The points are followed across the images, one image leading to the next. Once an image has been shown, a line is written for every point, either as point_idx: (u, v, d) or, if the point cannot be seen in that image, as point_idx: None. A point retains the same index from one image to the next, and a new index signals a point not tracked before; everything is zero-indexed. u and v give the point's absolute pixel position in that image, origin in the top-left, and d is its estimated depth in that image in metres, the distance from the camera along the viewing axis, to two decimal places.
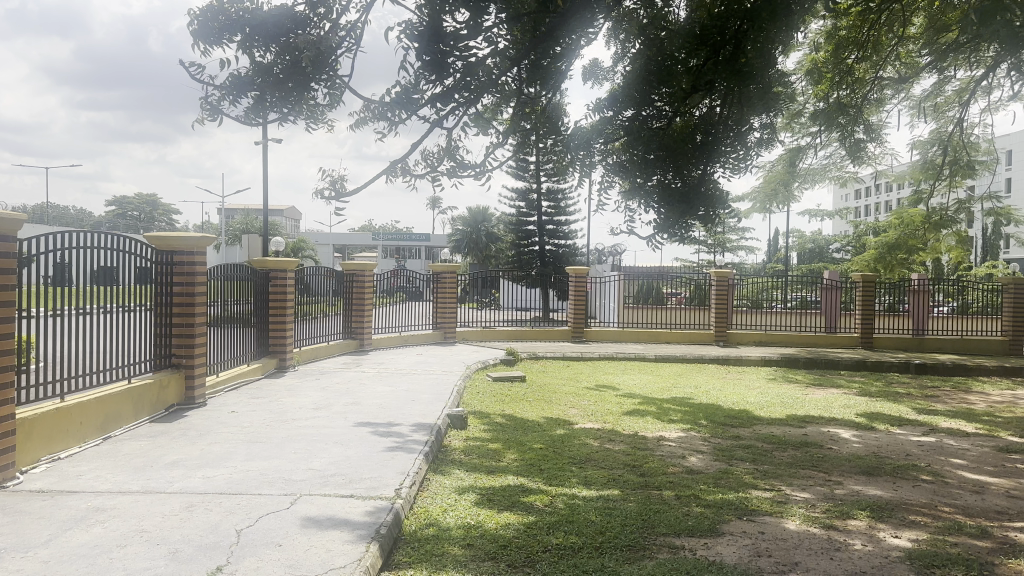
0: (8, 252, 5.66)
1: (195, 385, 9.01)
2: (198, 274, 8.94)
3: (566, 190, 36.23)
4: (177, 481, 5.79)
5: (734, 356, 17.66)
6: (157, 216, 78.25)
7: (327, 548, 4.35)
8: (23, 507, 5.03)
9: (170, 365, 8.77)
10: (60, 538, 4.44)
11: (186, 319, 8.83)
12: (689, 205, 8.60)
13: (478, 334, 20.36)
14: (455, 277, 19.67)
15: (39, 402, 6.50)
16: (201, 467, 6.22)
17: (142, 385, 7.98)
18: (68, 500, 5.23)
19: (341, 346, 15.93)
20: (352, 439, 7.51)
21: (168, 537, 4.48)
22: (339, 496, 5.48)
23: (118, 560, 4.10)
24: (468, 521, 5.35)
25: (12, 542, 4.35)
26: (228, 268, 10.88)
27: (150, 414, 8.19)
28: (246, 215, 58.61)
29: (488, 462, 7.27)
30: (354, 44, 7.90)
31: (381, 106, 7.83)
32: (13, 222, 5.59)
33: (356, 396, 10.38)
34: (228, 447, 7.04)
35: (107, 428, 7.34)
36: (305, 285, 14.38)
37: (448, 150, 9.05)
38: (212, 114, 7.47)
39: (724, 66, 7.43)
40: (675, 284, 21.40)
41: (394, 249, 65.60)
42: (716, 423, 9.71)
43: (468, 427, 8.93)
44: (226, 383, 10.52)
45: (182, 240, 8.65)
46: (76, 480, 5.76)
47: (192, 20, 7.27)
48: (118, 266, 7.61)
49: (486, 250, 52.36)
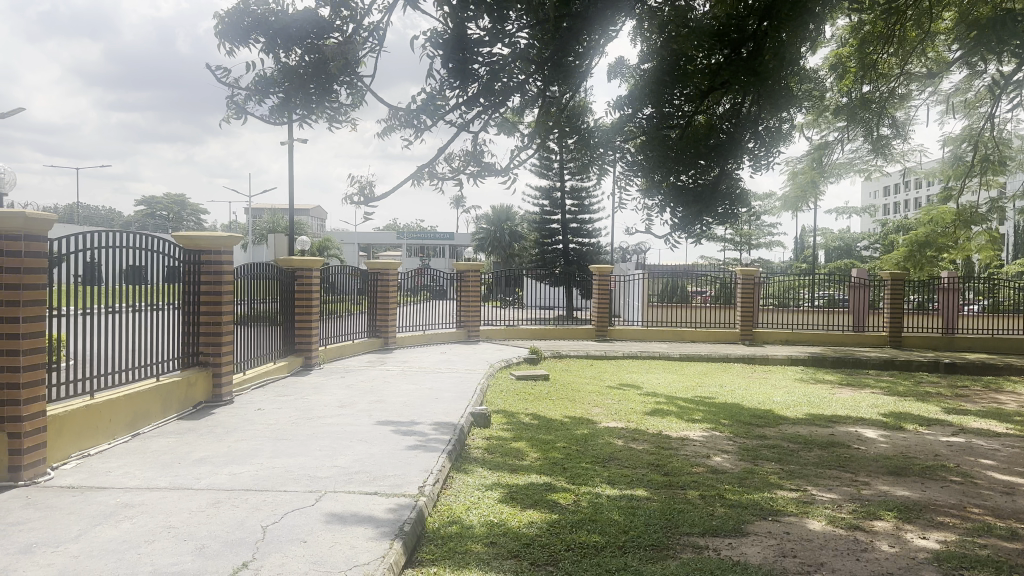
0: (41, 251, 5.77)
1: (223, 382, 9.14)
2: (225, 274, 9.06)
3: (590, 188, 36.13)
4: (204, 478, 5.87)
5: (760, 355, 17.48)
6: (185, 216, 79.29)
7: (351, 545, 4.39)
8: (54, 503, 5.14)
9: (197, 363, 8.91)
10: (89, 533, 4.53)
11: (214, 317, 8.96)
12: (707, 205, 8.71)
13: (501, 333, 20.39)
14: (478, 276, 19.67)
15: (69, 399, 6.61)
16: (227, 464, 6.29)
17: (169, 382, 8.10)
18: (97, 496, 5.33)
19: (366, 344, 16.02)
20: (376, 437, 7.56)
21: (195, 533, 4.54)
22: (363, 493, 5.52)
23: (145, 556, 4.16)
24: (492, 519, 5.37)
25: (44, 537, 4.44)
26: (254, 267, 11.00)
27: (178, 411, 8.32)
28: (272, 215, 59.12)
29: (511, 461, 7.28)
30: (376, 45, 7.94)
31: (407, 114, 7.87)
32: (45, 221, 5.68)
33: (380, 394, 10.43)
34: (253, 444, 7.12)
35: (136, 425, 7.45)
36: (330, 283, 14.47)
37: (473, 154, 9.07)
38: (237, 113, 7.56)
39: (744, 67, 7.38)
40: (700, 282, 21.23)
41: (418, 248, 65.96)
42: (742, 423, 9.65)
43: (491, 425, 8.96)
44: (253, 381, 10.64)
45: (210, 240, 8.79)
46: (105, 476, 5.86)
47: (218, 20, 7.36)
48: (146, 264, 7.71)
49: (509, 249, 52.35)
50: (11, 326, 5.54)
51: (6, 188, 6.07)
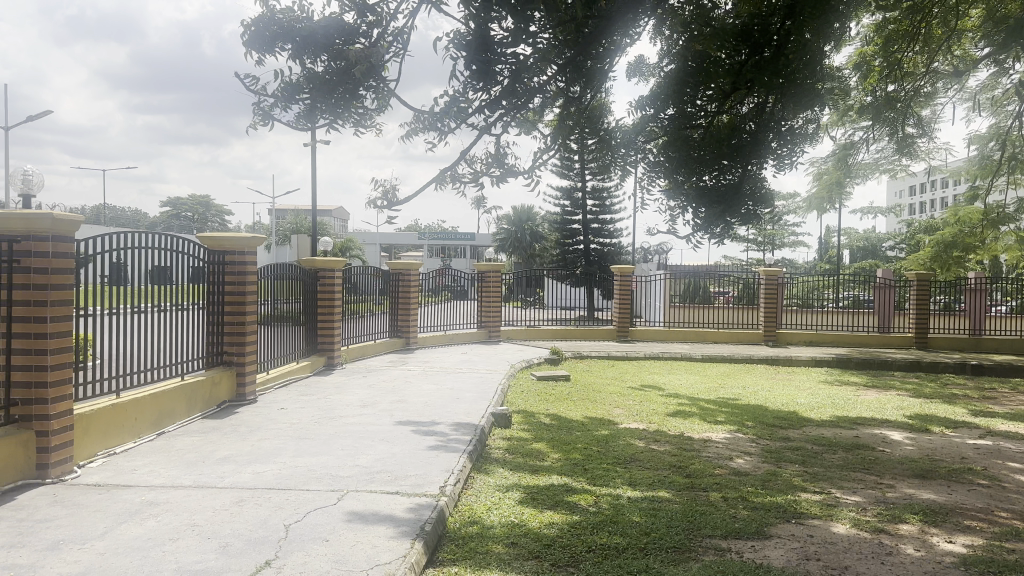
0: (68, 252, 5.86)
1: (246, 381, 9.23)
2: (250, 274, 9.16)
3: (611, 188, 36.03)
4: (228, 476, 5.94)
5: (783, 357, 17.34)
6: (211, 217, 80.17)
7: (372, 544, 4.41)
8: (81, 501, 5.22)
9: (222, 362, 9.01)
10: (115, 531, 4.60)
11: (238, 317, 9.06)
12: (730, 205, 8.66)
13: (522, 334, 20.41)
14: (499, 276, 19.69)
15: (96, 398, 6.71)
16: (251, 463, 6.36)
17: (194, 381, 8.20)
18: (123, 494, 5.40)
19: (387, 344, 16.11)
20: (398, 436, 7.60)
21: (219, 532, 4.59)
22: (384, 492, 5.55)
23: (170, 554, 4.22)
24: (512, 519, 5.38)
25: (70, 534, 4.52)
26: (278, 268, 11.09)
27: (203, 410, 8.42)
28: (295, 216, 59.58)
29: (532, 461, 7.29)
30: (400, 50, 7.97)
31: (430, 117, 7.89)
32: (72, 222, 5.77)
33: (402, 394, 10.49)
34: (277, 443, 7.19)
35: (161, 424, 7.55)
36: (352, 284, 14.55)
37: (496, 156, 9.08)
38: (263, 120, 7.62)
39: (767, 66, 7.31)
40: (723, 282, 21.09)
41: (439, 248, 66.16)
42: (765, 425, 9.59)
43: (512, 426, 8.97)
44: (276, 381, 10.74)
45: (234, 241, 8.89)
46: (131, 474, 5.95)
47: (245, 30, 7.43)
48: (170, 265, 7.81)
49: (531, 250, 52.32)
50: (40, 325, 5.62)
51: (34, 190, 6.17)
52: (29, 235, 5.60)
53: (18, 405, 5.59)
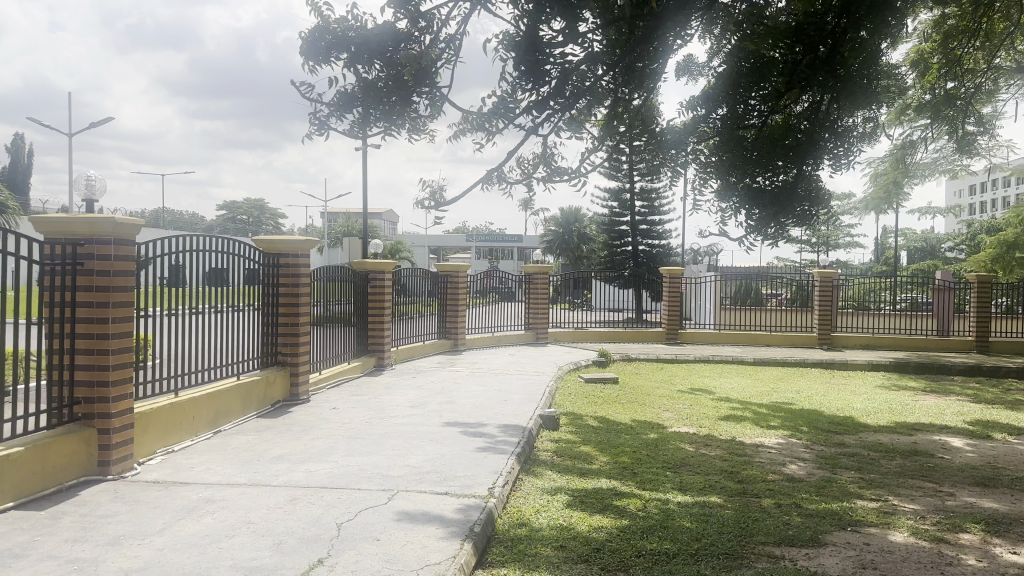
0: (129, 255, 6.05)
1: (299, 382, 9.40)
2: (303, 276, 9.34)
3: (660, 189, 35.70)
4: (282, 474, 6.06)
5: (837, 360, 16.95)
6: (265, 220, 81.72)
7: (423, 544, 4.46)
8: (141, 497, 5.39)
9: (276, 362, 9.21)
10: (174, 527, 4.73)
11: (291, 318, 9.24)
12: (784, 206, 8.52)
13: (569, 335, 20.35)
14: (547, 278, 19.66)
15: (156, 397, 6.92)
16: (304, 462, 6.48)
17: (249, 381, 8.39)
18: (181, 491, 5.56)
19: (436, 345, 16.23)
20: (446, 437, 7.65)
21: (273, 529, 4.69)
22: (434, 493, 5.59)
23: (226, 551, 4.32)
24: (561, 522, 5.37)
25: (131, 530, 4.66)
26: (330, 270, 11.28)
27: (257, 409, 8.61)
28: (346, 218, 60.44)
29: (580, 464, 7.27)
30: (452, 56, 8.04)
31: (478, 117, 7.94)
32: (132, 227, 5.96)
33: (450, 395, 10.56)
34: (328, 442, 7.31)
35: (217, 422, 7.74)
36: (401, 286, 14.70)
37: (544, 157, 9.09)
38: (319, 128, 7.76)
39: (822, 64, 7.17)
40: (775, 284, 20.71)
41: (486, 250, 66.39)
42: (818, 430, 9.39)
43: (560, 428, 8.95)
44: (328, 381, 10.92)
45: (287, 243, 9.08)
46: (189, 472, 6.12)
47: (302, 40, 7.57)
48: (227, 267, 8.00)
49: (578, 251, 52.11)
50: (102, 326, 5.81)
51: (97, 195, 6.39)
52: (92, 239, 5.79)
53: (81, 404, 5.81)
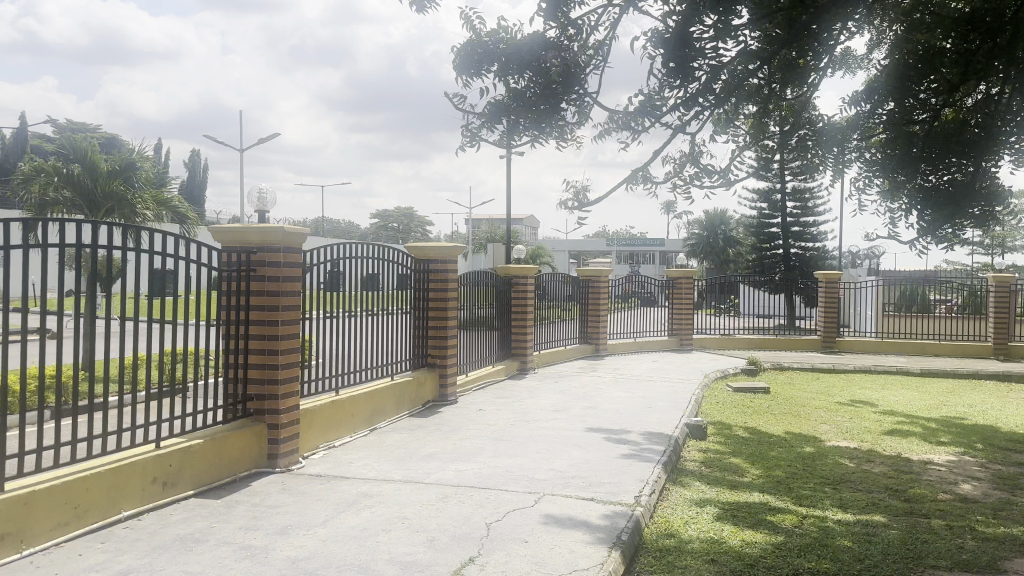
0: (297, 262, 6.50)
1: (448, 383, 9.71)
2: (451, 281, 9.65)
3: (813, 189, 33.91)
4: (433, 472, 6.28)
5: (1020, 374, 15.38)
6: (414, 227, 84.89)
7: (570, 549, 4.47)
8: (306, 489, 5.76)
9: (426, 364, 9.56)
10: (335, 519, 5.02)
11: (440, 321, 9.57)
12: (959, 206, 7.85)
13: (716, 342, 19.71)
14: (692, 283, 19.16)
15: (318, 394, 7.37)
16: (453, 461, 6.68)
17: (402, 381, 8.76)
18: (341, 484, 5.89)
19: (578, 350, 16.25)
20: (591, 443, 7.63)
21: (426, 526, 4.87)
22: (580, 498, 5.60)
23: (383, 544, 4.53)
24: (711, 535, 5.22)
25: (298, 520, 5.00)
26: (474, 275, 11.58)
27: (409, 408, 8.97)
28: (490, 225, 61.74)
29: (730, 476, 7.02)
30: (601, 62, 8.03)
31: (624, 116, 7.89)
32: (298, 235, 6.37)
33: (593, 400, 10.52)
34: (475, 443, 7.50)
35: (373, 420, 8.13)
36: (544, 290, 14.82)
37: (691, 155, 8.87)
38: (471, 140, 7.98)
39: (1003, 53, 6.53)
40: (945, 289, 19.10)
41: (629, 255, 65.65)
42: (999, 448, 8.55)
43: (708, 438, 8.69)
44: (474, 384, 11.21)
45: (435, 249, 9.42)
46: (347, 466, 6.48)
47: (455, 55, 7.83)
48: (380, 272, 8.40)
49: (724, 255, 50.40)
50: (273, 327, 6.26)
51: (268, 206, 6.91)
52: (264, 246, 6.25)
53: (253, 400, 6.31)
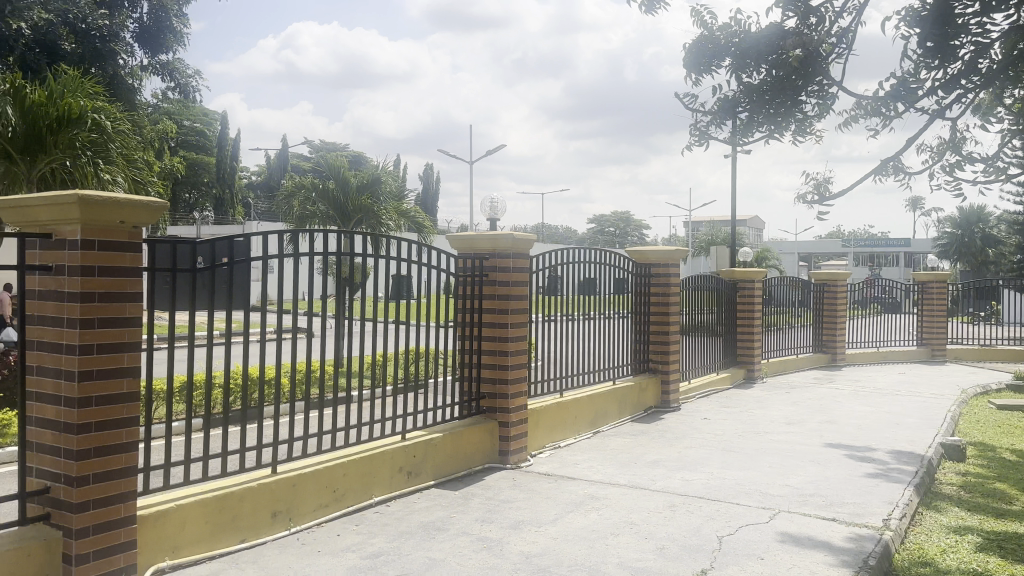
0: (526, 267, 6.69)
1: (671, 389, 9.53)
2: (674, 286, 9.47)
3: None
4: (659, 479, 6.19)
5: None
6: (633, 231, 84.57)
7: (811, 570, 4.18)
8: (535, 487, 5.93)
9: (648, 369, 9.46)
10: (565, 519, 5.11)
11: (663, 326, 9.43)
12: None
13: (974, 354, 17.54)
14: (944, 287, 17.20)
15: (544, 396, 7.56)
16: (679, 469, 6.54)
17: (624, 386, 8.74)
18: (569, 485, 5.99)
19: (809, 359, 15.22)
20: (828, 459, 7.10)
21: (655, 533, 4.80)
22: (820, 517, 5.22)
23: (613, 548, 4.53)
24: (975, 567, 4.63)
25: (529, 517, 5.14)
26: (697, 279, 11.28)
27: (631, 413, 8.92)
28: (711, 228, 59.86)
29: (998, 504, 6.18)
30: (845, 50, 7.46)
31: (874, 101, 7.24)
32: (527, 242, 6.57)
33: (829, 413, 9.79)
34: (701, 452, 7.28)
35: (596, 423, 8.19)
36: (771, 295, 14.06)
37: (953, 143, 7.96)
38: (701, 139, 7.78)
39: None
40: None
41: (866, 257, 60.43)
42: None
43: (968, 460, 7.73)
44: (698, 391, 10.91)
45: (657, 254, 9.31)
46: (574, 468, 6.57)
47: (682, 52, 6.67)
48: (602, 277, 8.45)
49: (982, 256, 44.69)
50: (503, 329, 6.50)
51: (499, 215, 7.21)
52: (495, 253, 6.51)
53: (486, 398, 6.62)
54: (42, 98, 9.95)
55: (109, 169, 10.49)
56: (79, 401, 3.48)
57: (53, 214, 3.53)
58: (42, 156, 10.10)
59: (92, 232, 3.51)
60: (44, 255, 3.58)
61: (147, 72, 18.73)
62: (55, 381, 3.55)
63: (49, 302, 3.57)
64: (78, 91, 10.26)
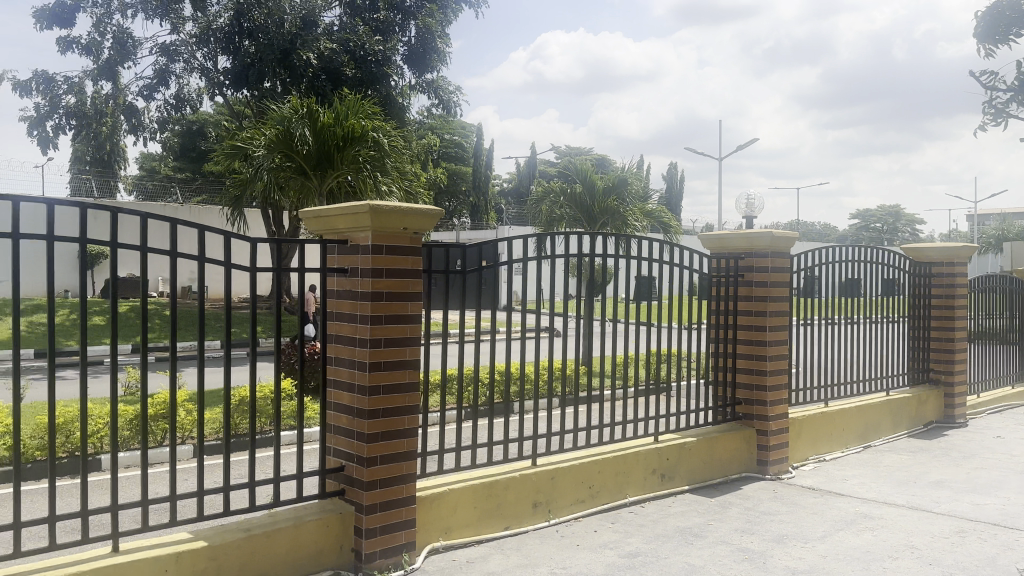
0: (785, 267, 6.31)
1: (956, 403, 8.48)
2: (959, 287, 8.42)
3: None
4: (944, 502, 5.53)
5: None
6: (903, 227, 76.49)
7: None
8: (799, 500, 5.58)
9: (929, 380, 8.50)
10: (833, 536, 4.75)
11: (946, 332, 8.43)
12: None
13: None
14: None
15: (807, 406, 7.09)
16: (969, 492, 5.79)
17: (900, 398, 7.93)
18: (836, 501, 5.56)
19: None
20: None
21: (941, 560, 4.30)
22: None
23: (890, 572, 4.13)
24: None
25: (792, 531, 4.86)
26: (988, 278, 9.93)
27: (908, 428, 8.07)
28: (1001, 221, 52.33)
29: None
30: None
31: None
32: (788, 240, 6.20)
33: None
34: (997, 475, 6.38)
35: (866, 437, 7.52)
36: None
37: None
38: None
39: None
40: None
41: None
42: None
43: None
44: (989, 406, 9.60)
45: (937, 251, 8.36)
46: (841, 483, 6.09)
47: None
48: (874, 277, 7.73)
49: None
50: (761, 333, 6.19)
51: (756, 213, 6.90)
52: (752, 253, 6.22)
53: (742, 404, 6.35)
54: (331, 119, 11.09)
55: (385, 181, 11.48)
56: (369, 389, 3.89)
57: (348, 223, 3.98)
58: (331, 171, 11.36)
59: (380, 237, 3.90)
60: (341, 258, 4.06)
61: (415, 91, 20.47)
62: (351, 370, 4.00)
63: (345, 299, 4.04)
64: (360, 112, 11.35)
